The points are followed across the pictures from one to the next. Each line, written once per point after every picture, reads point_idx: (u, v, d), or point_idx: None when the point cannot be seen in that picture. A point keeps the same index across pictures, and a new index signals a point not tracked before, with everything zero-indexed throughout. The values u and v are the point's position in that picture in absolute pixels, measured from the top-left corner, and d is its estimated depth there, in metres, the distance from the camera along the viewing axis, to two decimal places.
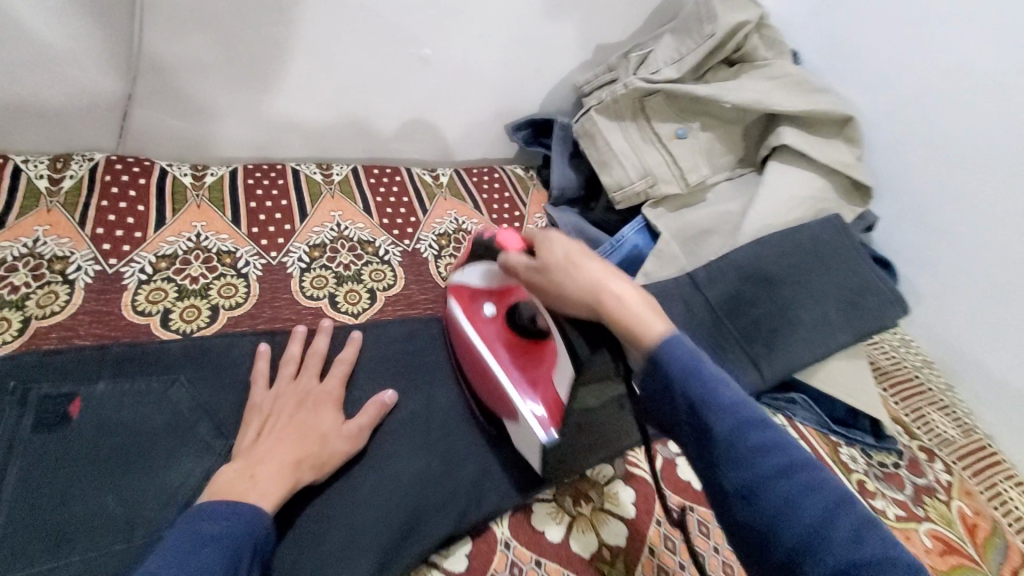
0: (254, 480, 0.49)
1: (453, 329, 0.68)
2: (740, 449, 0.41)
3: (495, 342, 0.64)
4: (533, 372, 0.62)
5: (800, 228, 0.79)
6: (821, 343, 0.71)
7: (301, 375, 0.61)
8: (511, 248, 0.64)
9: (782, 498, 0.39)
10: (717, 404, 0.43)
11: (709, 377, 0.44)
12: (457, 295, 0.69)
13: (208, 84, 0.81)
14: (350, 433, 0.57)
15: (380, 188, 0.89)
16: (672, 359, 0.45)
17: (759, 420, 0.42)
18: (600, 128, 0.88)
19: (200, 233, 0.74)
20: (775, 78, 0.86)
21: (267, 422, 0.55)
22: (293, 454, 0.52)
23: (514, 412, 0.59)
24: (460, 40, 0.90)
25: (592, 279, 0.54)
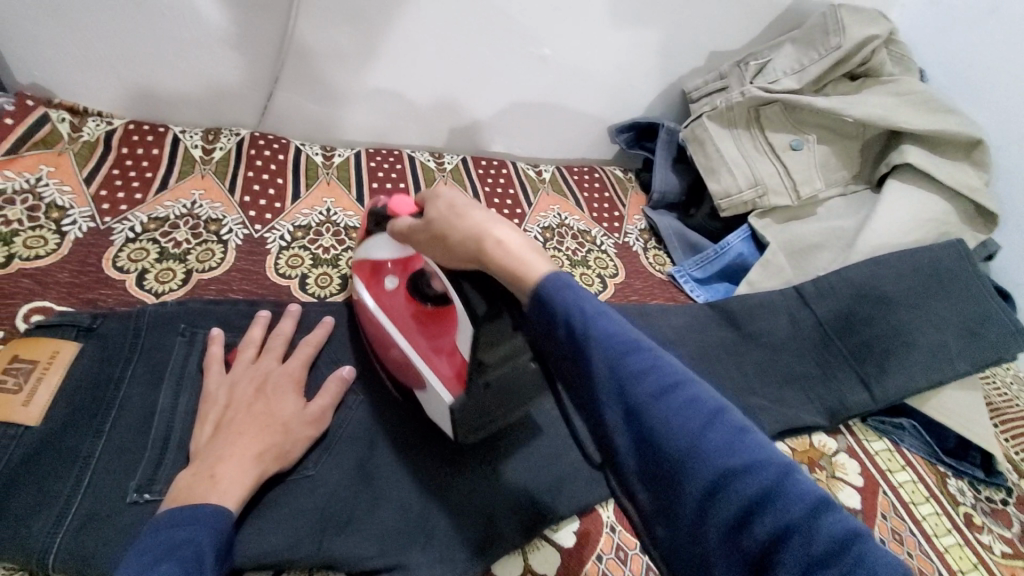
0: (213, 481, 0.47)
1: (363, 312, 0.64)
2: (647, 417, 0.34)
3: (405, 313, 0.61)
4: (444, 338, 0.59)
5: (921, 250, 0.76)
6: (936, 370, 0.69)
7: (262, 359, 0.58)
8: (402, 213, 0.58)
9: (700, 464, 0.32)
10: (629, 372, 0.35)
11: (601, 325, 0.36)
12: (361, 271, 0.65)
13: (344, 71, 0.88)
14: (312, 417, 0.55)
15: (488, 178, 0.92)
16: (560, 298, 0.38)
17: (653, 365, 0.36)
18: (711, 135, 0.88)
19: (329, 208, 0.80)
20: (902, 95, 0.84)
21: (226, 412, 0.53)
22: (254, 449, 0.50)
23: (420, 382, 0.57)
24: (577, 41, 0.93)
25: (474, 220, 0.47)
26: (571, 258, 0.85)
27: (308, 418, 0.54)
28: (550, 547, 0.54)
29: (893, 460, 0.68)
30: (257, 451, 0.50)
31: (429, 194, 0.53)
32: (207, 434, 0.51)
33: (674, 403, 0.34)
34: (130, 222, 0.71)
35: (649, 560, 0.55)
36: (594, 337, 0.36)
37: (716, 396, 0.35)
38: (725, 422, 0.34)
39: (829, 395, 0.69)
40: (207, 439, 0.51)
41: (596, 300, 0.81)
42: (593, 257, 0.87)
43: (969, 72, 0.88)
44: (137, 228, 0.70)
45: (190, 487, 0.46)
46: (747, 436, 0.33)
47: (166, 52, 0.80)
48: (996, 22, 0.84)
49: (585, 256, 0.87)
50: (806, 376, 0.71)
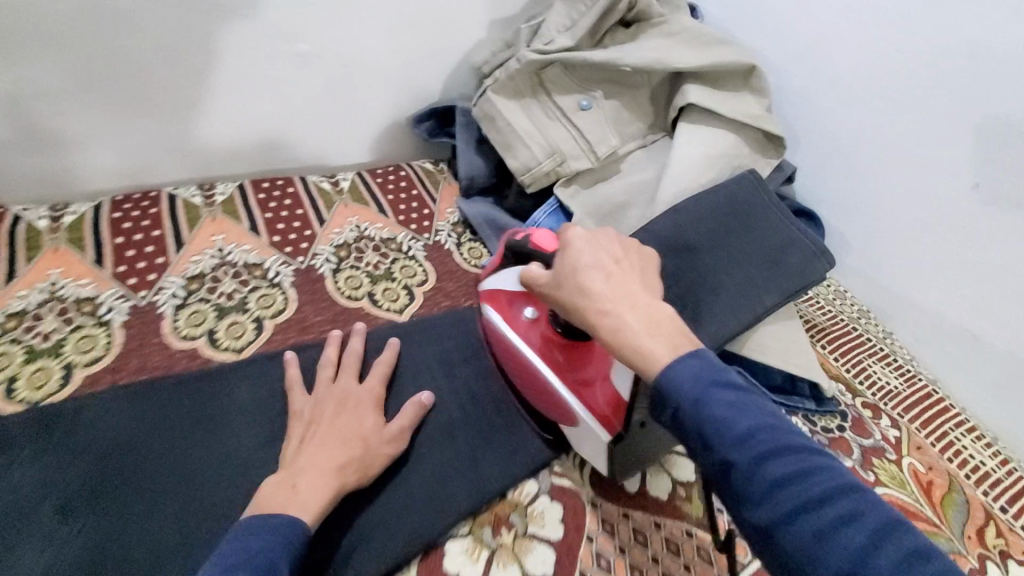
0: (295, 491, 0.49)
1: (501, 341, 0.66)
2: (804, 516, 0.35)
3: (542, 349, 0.61)
4: (582, 369, 0.59)
5: (718, 189, 0.74)
6: (749, 309, 0.67)
7: (339, 378, 0.60)
8: (544, 249, 0.60)
9: (840, 550, 0.34)
10: (800, 470, 0.37)
11: (721, 409, 0.39)
12: (496, 302, 0.67)
13: (50, 110, 0.72)
14: (392, 435, 0.56)
15: (270, 202, 0.80)
16: (683, 386, 0.41)
17: (785, 444, 0.38)
18: (499, 108, 0.81)
19: (55, 281, 0.65)
20: (676, 34, 0.81)
21: (309, 430, 0.55)
22: (336, 461, 0.51)
23: (572, 417, 0.57)
24: (335, 32, 0.83)
25: (565, 263, 0.51)
26: (371, 275, 0.75)
27: (388, 436, 0.56)
28: None
29: None
30: (341, 462, 0.51)
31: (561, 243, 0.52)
32: None
33: (831, 508, 0.35)
34: None
35: None
36: (727, 429, 0.39)
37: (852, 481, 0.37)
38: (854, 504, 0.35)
39: None
40: None
41: (401, 317, 0.72)
42: (398, 268, 0.77)
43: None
44: None
45: (273, 497, 0.48)
46: (884, 527, 0.34)
47: None
48: None
49: (389, 268, 0.77)
50: None
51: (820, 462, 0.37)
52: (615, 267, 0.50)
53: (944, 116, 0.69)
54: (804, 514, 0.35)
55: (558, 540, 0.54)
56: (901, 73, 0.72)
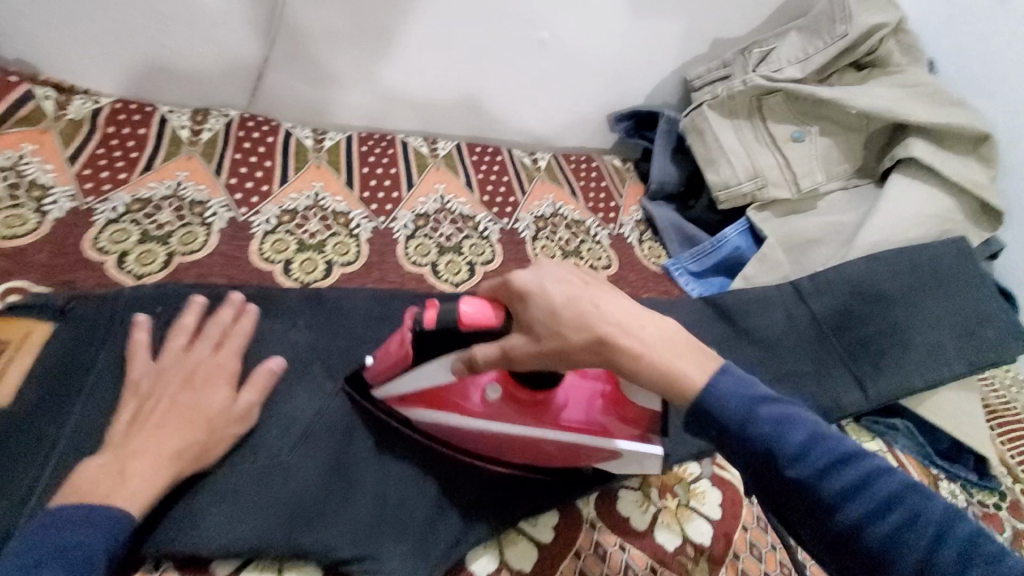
0: (121, 479, 0.44)
1: (438, 432, 0.56)
2: (852, 494, 0.38)
3: (524, 416, 0.53)
4: (557, 402, 0.54)
5: (921, 248, 0.74)
6: (934, 369, 0.68)
7: (194, 346, 0.55)
8: (493, 322, 0.48)
9: (930, 533, 0.37)
10: (840, 456, 0.40)
11: (774, 426, 0.41)
12: (423, 398, 0.55)
13: (332, 49, 0.85)
14: (240, 413, 0.52)
15: (482, 165, 0.91)
16: (717, 398, 0.42)
17: (870, 459, 0.40)
18: (711, 125, 0.85)
19: (318, 192, 0.79)
20: (909, 87, 0.81)
21: (150, 402, 0.50)
22: (168, 448, 0.47)
23: (617, 458, 0.53)
24: (576, 27, 0.91)
25: (562, 298, 0.46)
26: (563, 248, 0.84)
27: (236, 415, 0.52)
28: (526, 543, 0.54)
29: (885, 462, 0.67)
30: (176, 450, 0.47)
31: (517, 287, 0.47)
32: (120, 427, 0.49)
33: (852, 475, 0.39)
34: (113, 202, 0.70)
35: (628, 558, 0.55)
36: (759, 431, 0.41)
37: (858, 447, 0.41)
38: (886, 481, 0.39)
39: (823, 396, 0.68)
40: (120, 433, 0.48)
41: None
42: (585, 248, 0.85)
43: (981, 61, 0.84)
44: (119, 209, 0.69)
45: (95, 486, 0.44)
46: (897, 487, 0.39)
47: (156, 31, 0.79)
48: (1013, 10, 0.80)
49: (577, 246, 0.85)
50: (802, 376, 0.69)
51: (849, 444, 0.41)
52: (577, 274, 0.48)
53: None
54: (852, 494, 0.38)
55: (717, 519, 0.59)
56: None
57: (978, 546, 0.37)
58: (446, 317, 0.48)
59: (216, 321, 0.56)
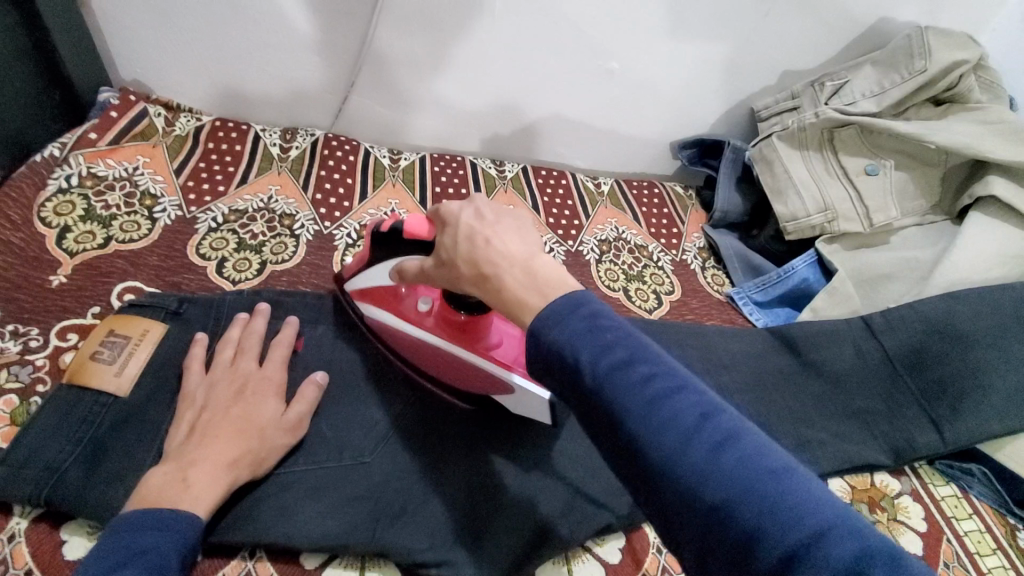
0: (184, 486, 0.45)
1: (389, 336, 0.63)
2: (651, 436, 0.32)
3: (441, 330, 0.60)
4: (486, 337, 0.60)
5: (1001, 288, 0.73)
6: (1014, 415, 0.66)
7: (240, 361, 0.56)
8: (416, 236, 0.52)
9: (727, 491, 0.30)
10: (625, 386, 0.33)
11: (610, 362, 0.34)
12: (383, 301, 0.63)
13: (412, 75, 0.90)
14: (289, 423, 0.53)
15: (547, 189, 0.94)
16: (548, 325, 0.37)
17: (672, 391, 0.33)
18: (781, 155, 0.85)
19: (394, 209, 0.84)
20: (992, 123, 0.79)
21: (202, 414, 0.51)
22: (228, 456, 0.48)
23: (500, 385, 0.57)
24: (645, 58, 0.93)
25: (464, 227, 0.46)
26: (626, 272, 0.85)
27: (286, 425, 0.53)
28: (592, 560, 0.55)
29: (960, 507, 0.65)
30: (232, 457, 0.48)
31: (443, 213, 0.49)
32: (179, 436, 0.50)
33: (682, 423, 0.32)
34: (213, 212, 0.76)
35: None
36: (599, 367, 0.34)
37: (707, 394, 0.34)
38: (727, 438, 0.31)
39: (895, 436, 0.66)
40: (180, 442, 0.50)
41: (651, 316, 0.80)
42: (648, 273, 0.86)
43: None
44: (219, 219, 0.75)
45: (159, 490, 0.45)
46: (740, 445, 0.31)
47: (256, 56, 0.85)
48: None
49: (641, 271, 0.86)
50: (872, 413, 0.68)
51: (661, 376, 0.34)
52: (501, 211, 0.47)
53: None
54: (651, 435, 0.32)
55: None
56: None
57: (870, 548, 0.27)
58: (399, 225, 0.55)
59: (251, 332, 0.59)
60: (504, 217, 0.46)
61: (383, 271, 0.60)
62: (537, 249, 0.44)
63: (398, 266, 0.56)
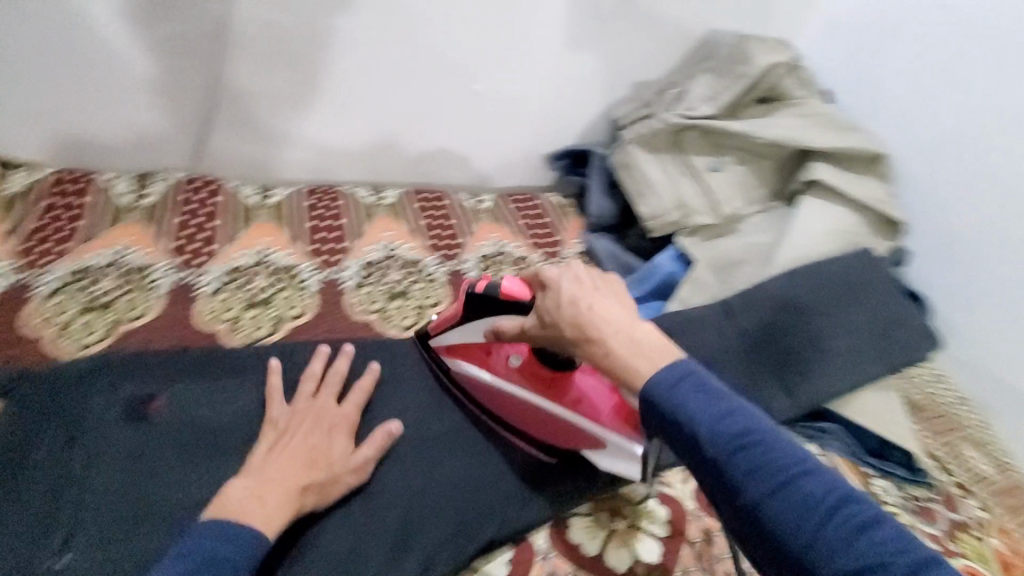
0: (260, 503, 0.54)
1: (482, 390, 0.69)
2: (770, 505, 0.40)
3: (532, 385, 0.66)
4: (571, 392, 0.64)
5: (833, 260, 0.81)
6: (851, 372, 0.74)
7: (320, 395, 0.65)
8: (517, 296, 0.62)
9: (847, 558, 0.37)
10: (749, 461, 0.42)
11: (726, 434, 0.43)
12: (466, 351, 0.70)
13: (273, 109, 0.88)
14: (355, 466, 0.61)
15: (427, 211, 0.94)
16: (665, 395, 0.46)
17: (792, 466, 0.41)
18: (637, 160, 0.92)
19: (265, 248, 0.80)
20: (809, 116, 0.90)
21: (280, 439, 0.60)
22: (297, 481, 0.57)
23: (597, 441, 0.62)
24: (506, 77, 0.97)
25: (564, 294, 0.55)
26: None
27: (353, 466, 0.61)
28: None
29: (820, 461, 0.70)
30: (302, 484, 0.57)
31: (543, 273, 0.58)
32: (257, 457, 0.59)
33: (793, 492, 0.40)
34: (55, 275, 0.72)
35: None
36: (720, 440, 0.43)
37: (821, 465, 0.42)
38: (835, 508, 0.39)
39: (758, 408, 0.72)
40: (261, 457, 0.59)
41: None
42: None
43: (869, 89, 0.94)
44: (60, 281, 0.71)
45: None
46: (849, 513, 0.39)
47: (96, 102, 0.81)
48: (888, 47, 0.91)
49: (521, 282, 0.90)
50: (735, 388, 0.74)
51: (781, 450, 0.42)
52: (603, 282, 0.57)
53: None
54: (770, 505, 0.40)
55: (666, 535, 0.61)
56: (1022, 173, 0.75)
57: None
58: (495, 284, 0.64)
59: (336, 373, 0.67)
60: (599, 284, 0.56)
61: (472, 328, 0.67)
62: (628, 319, 0.52)
63: (491, 326, 0.64)
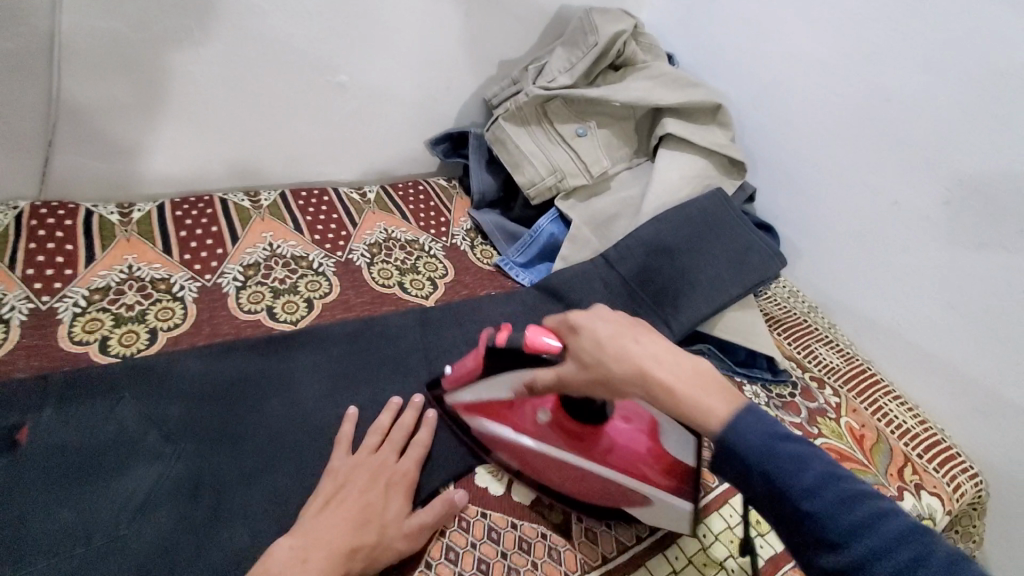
0: (304, 565, 0.51)
1: (504, 452, 0.66)
2: (829, 523, 0.41)
3: (562, 440, 0.63)
4: (605, 441, 0.62)
5: (690, 202, 0.89)
6: (718, 297, 0.82)
7: (382, 450, 0.62)
8: (544, 347, 0.58)
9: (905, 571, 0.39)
10: (804, 481, 0.43)
11: (782, 457, 0.44)
12: (497, 416, 0.66)
13: (123, 121, 0.83)
14: (410, 530, 0.56)
15: (309, 208, 0.93)
16: (720, 421, 0.46)
17: (841, 483, 0.43)
18: (509, 133, 0.96)
19: (131, 265, 0.76)
20: (654, 77, 0.98)
21: (339, 493, 0.57)
22: (338, 542, 0.53)
23: (640, 500, 0.59)
24: (371, 68, 0.97)
25: (596, 336, 0.54)
26: (400, 268, 0.88)
27: (407, 531, 0.56)
28: None
29: None
30: (351, 546, 0.53)
31: (573, 318, 0.56)
32: (315, 506, 0.56)
33: (851, 513, 0.41)
34: None
35: (490, 522, 0.61)
36: (776, 463, 0.44)
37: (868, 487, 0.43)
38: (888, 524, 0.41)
39: None
40: (316, 509, 0.56)
41: (428, 301, 0.84)
42: (422, 263, 0.90)
43: (703, 49, 1.04)
44: None
45: None
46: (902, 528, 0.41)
47: None
48: (713, 9, 1.01)
49: (415, 263, 0.90)
50: None
51: (833, 474, 0.43)
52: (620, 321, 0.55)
53: (866, 145, 0.83)
54: (828, 522, 0.41)
55: None
56: (832, 106, 0.87)
57: None
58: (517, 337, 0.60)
59: (401, 428, 0.64)
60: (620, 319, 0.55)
61: (506, 389, 0.63)
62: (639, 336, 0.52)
63: (518, 379, 0.61)
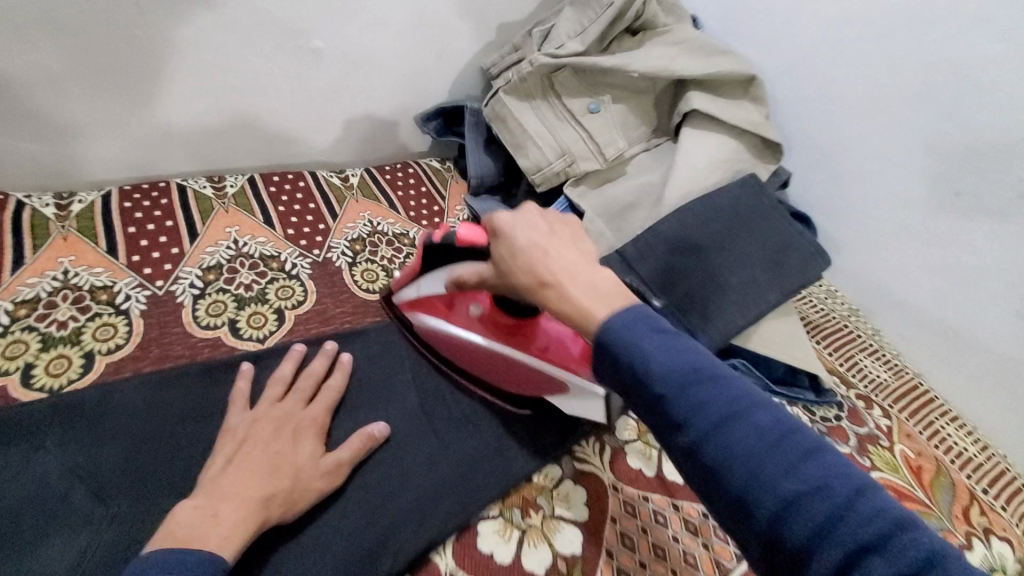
0: (214, 522, 0.46)
1: (439, 336, 0.68)
2: (791, 516, 0.32)
3: (491, 333, 0.64)
4: (538, 338, 0.61)
5: (721, 192, 0.77)
6: (752, 304, 0.71)
7: (288, 398, 0.59)
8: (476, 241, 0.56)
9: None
10: (762, 461, 0.33)
11: (733, 426, 0.34)
12: (430, 305, 0.67)
13: (59, 98, 0.70)
14: (327, 469, 0.54)
15: (282, 196, 0.79)
16: (658, 379, 0.37)
17: (813, 465, 0.33)
18: (511, 110, 0.84)
19: (67, 269, 0.63)
20: (679, 42, 0.85)
21: (242, 448, 0.52)
22: (259, 491, 0.49)
23: (559, 385, 0.60)
24: (350, 32, 0.83)
25: (526, 242, 0.48)
26: (386, 270, 0.79)
27: (324, 470, 0.54)
28: None
29: None
30: (267, 493, 0.49)
31: (497, 222, 0.50)
32: (216, 467, 0.51)
33: (819, 504, 0.32)
34: None
35: None
36: (722, 434, 0.34)
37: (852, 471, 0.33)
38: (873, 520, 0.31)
39: None
40: (216, 470, 0.51)
41: None
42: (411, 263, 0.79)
43: (732, 9, 0.91)
44: None
45: None
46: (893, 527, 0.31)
47: None
48: None
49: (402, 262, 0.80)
50: None
51: (803, 453, 0.34)
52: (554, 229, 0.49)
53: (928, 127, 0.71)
54: (790, 515, 0.32)
55: (585, 519, 0.58)
56: (888, 79, 0.74)
57: None
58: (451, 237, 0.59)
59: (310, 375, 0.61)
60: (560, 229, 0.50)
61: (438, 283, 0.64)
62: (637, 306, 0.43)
63: (450, 275, 0.61)
